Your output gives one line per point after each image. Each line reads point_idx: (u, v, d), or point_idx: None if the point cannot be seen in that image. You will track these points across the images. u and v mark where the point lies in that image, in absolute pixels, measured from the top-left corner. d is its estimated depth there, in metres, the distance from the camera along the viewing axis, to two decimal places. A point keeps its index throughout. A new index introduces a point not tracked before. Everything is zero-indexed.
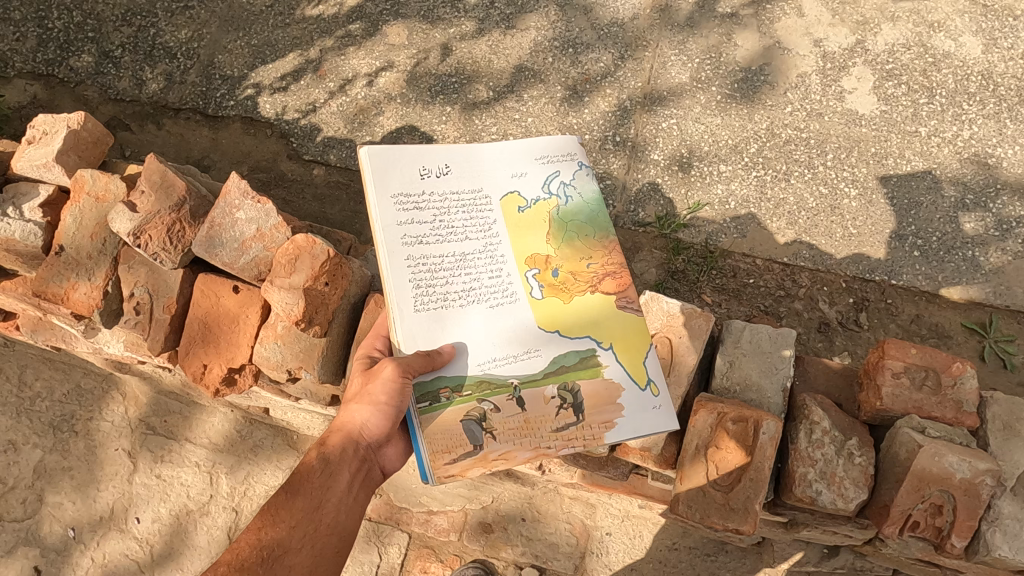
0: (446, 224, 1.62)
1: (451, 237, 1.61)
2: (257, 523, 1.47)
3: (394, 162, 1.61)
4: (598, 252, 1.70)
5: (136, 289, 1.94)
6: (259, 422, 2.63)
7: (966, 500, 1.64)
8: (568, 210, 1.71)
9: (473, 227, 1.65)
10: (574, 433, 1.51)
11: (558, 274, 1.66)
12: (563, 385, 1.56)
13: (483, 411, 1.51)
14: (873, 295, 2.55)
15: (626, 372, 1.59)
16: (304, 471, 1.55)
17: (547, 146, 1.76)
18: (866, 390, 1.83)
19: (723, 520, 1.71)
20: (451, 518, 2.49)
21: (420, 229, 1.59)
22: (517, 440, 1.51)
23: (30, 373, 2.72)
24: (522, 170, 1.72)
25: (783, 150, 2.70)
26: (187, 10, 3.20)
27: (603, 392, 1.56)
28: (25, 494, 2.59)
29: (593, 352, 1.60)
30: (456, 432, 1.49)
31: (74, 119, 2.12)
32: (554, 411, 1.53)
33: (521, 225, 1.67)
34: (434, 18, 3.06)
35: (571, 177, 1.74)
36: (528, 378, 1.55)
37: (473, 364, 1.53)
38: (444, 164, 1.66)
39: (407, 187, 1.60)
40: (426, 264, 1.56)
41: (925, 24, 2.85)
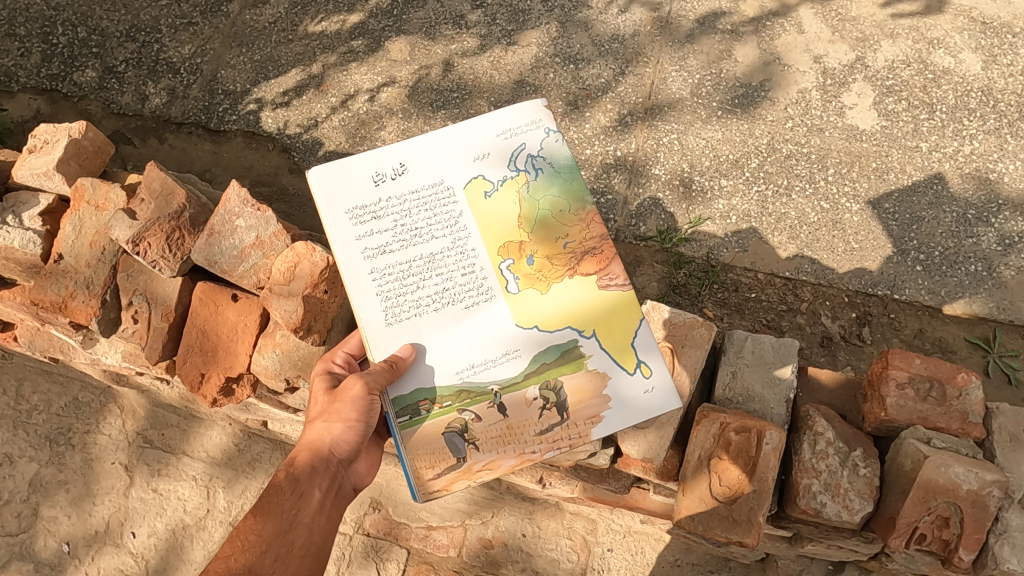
0: (410, 226, 1.58)
1: (416, 239, 1.57)
2: (227, 551, 1.47)
3: (347, 176, 1.57)
4: (573, 229, 1.62)
5: (134, 297, 1.93)
6: (258, 436, 2.60)
7: (974, 512, 1.60)
8: (536, 187, 1.62)
9: (439, 224, 1.59)
10: (560, 434, 1.55)
11: (537, 261, 1.60)
12: (545, 385, 1.56)
13: (464, 423, 1.54)
14: (876, 309, 2.53)
15: (610, 359, 1.57)
16: (273, 495, 1.53)
17: (509, 117, 1.64)
18: (870, 401, 1.81)
19: (726, 532, 1.68)
20: (451, 533, 2.45)
21: (382, 239, 1.56)
22: (500, 447, 1.54)
23: (27, 386, 2.71)
24: (482, 150, 1.63)
25: (784, 165, 2.70)
26: (191, 27, 3.22)
27: (586, 384, 1.56)
28: (19, 509, 2.56)
29: (575, 343, 1.58)
30: (439, 445, 1.53)
31: (75, 128, 2.10)
32: (535, 412, 1.55)
33: (487, 213, 1.61)
34: (435, 35, 3.08)
35: (538, 149, 1.63)
36: (507, 383, 1.55)
37: (451, 373, 1.54)
38: (399, 164, 1.60)
39: (362, 199, 1.57)
40: (392, 274, 1.55)
41: (925, 41, 2.87)
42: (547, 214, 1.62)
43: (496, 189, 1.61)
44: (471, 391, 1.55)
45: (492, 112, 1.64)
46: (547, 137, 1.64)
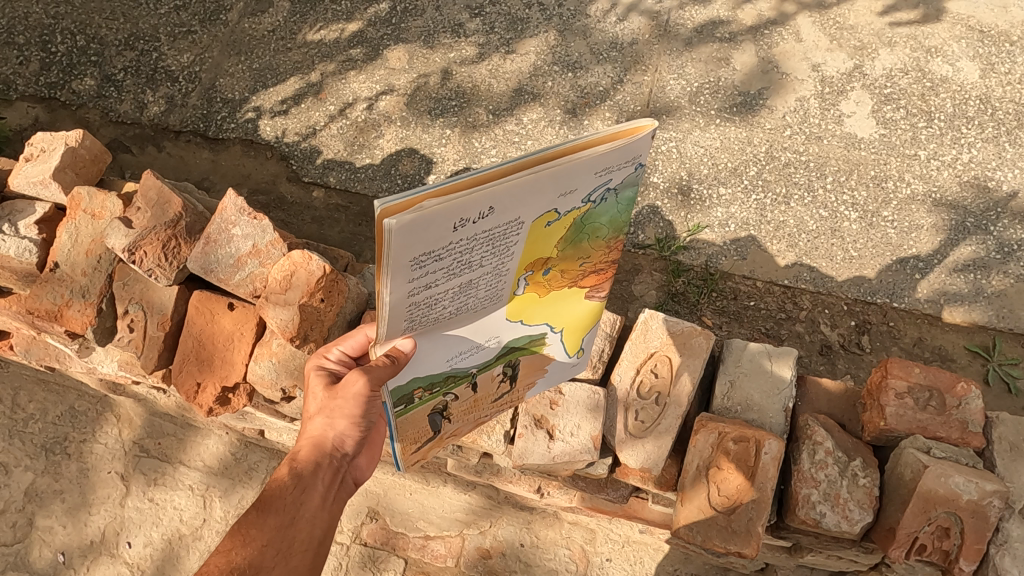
0: (464, 262, 1.19)
1: (465, 272, 1.21)
2: (228, 544, 1.38)
3: (428, 221, 1.06)
4: (599, 252, 1.35)
5: (130, 306, 1.92)
6: (254, 445, 2.59)
7: (974, 523, 1.59)
8: (596, 213, 1.26)
9: (494, 255, 1.21)
10: (505, 400, 1.59)
11: (551, 273, 1.35)
12: (508, 363, 1.51)
13: (446, 402, 1.48)
14: (875, 317, 2.53)
15: (562, 348, 1.56)
16: (275, 489, 1.45)
17: (617, 156, 1.16)
18: (869, 410, 1.80)
19: (725, 543, 1.67)
20: (449, 543, 2.43)
21: (432, 279, 1.18)
22: (466, 418, 1.52)
23: (23, 395, 2.70)
24: (571, 188, 1.18)
25: (782, 173, 2.70)
26: (190, 35, 3.22)
27: (536, 362, 1.56)
28: (15, 518, 2.55)
29: (543, 335, 1.49)
30: (423, 425, 1.47)
31: (72, 136, 2.10)
32: (496, 386, 1.53)
33: (539, 239, 1.24)
34: (434, 43, 3.08)
35: (620, 182, 1.23)
36: (484, 365, 1.45)
37: (441, 360, 1.40)
38: (487, 206, 1.10)
39: (434, 244, 1.11)
40: (427, 304, 1.24)
41: (923, 49, 2.87)
42: (583, 236, 1.31)
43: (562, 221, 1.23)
44: (455, 375, 1.45)
45: (603, 137, 1.14)
46: (637, 173, 1.22)
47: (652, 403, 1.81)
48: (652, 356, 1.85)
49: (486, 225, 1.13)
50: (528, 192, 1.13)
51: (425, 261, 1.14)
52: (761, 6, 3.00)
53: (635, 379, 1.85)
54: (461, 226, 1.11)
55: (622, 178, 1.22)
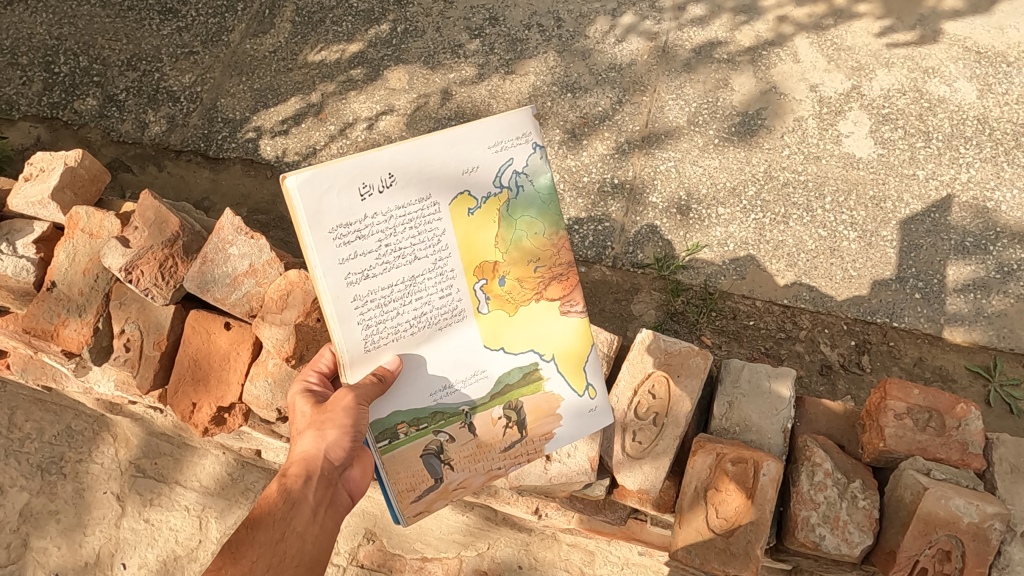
0: (393, 247, 1.36)
1: (399, 262, 1.38)
2: (218, 563, 1.40)
3: (330, 188, 1.27)
4: (546, 253, 1.53)
5: (126, 325, 1.92)
6: (251, 465, 2.56)
7: (975, 546, 1.56)
8: (517, 205, 1.47)
9: (422, 244, 1.39)
10: (519, 450, 1.57)
11: (507, 282, 1.50)
12: (507, 405, 1.55)
13: (439, 443, 1.49)
14: (875, 337, 2.52)
15: (566, 382, 1.60)
16: (265, 508, 1.46)
17: (500, 129, 1.42)
18: (868, 431, 1.79)
19: (723, 565, 1.65)
20: (447, 565, 2.41)
21: (365, 263, 1.34)
22: (471, 467, 1.53)
23: (20, 414, 2.69)
24: (474, 163, 1.39)
25: (781, 193, 2.71)
26: (192, 56, 3.25)
27: (543, 405, 1.58)
28: (9, 539, 2.53)
29: (535, 364, 1.56)
30: (417, 468, 1.47)
31: (72, 156, 2.11)
32: (501, 432, 1.55)
33: (471, 230, 1.43)
34: (434, 63, 3.10)
35: (525, 165, 1.44)
36: (478, 404, 1.52)
37: (426, 394, 1.48)
38: (388, 172, 1.32)
39: (347, 215, 1.30)
40: (374, 300, 1.37)
41: (920, 70, 2.88)
42: (519, 233, 1.49)
43: (479, 209, 1.43)
44: (444, 412, 1.50)
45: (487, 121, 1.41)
46: (534, 153, 1.45)
47: (649, 424, 1.80)
48: (650, 376, 1.84)
49: (393, 198, 1.33)
50: (429, 171, 1.35)
51: (346, 235, 1.30)
52: (759, 27, 3.02)
53: (632, 400, 1.84)
54: (367, 195, 1.31)
55: (523, 163, 1.44)
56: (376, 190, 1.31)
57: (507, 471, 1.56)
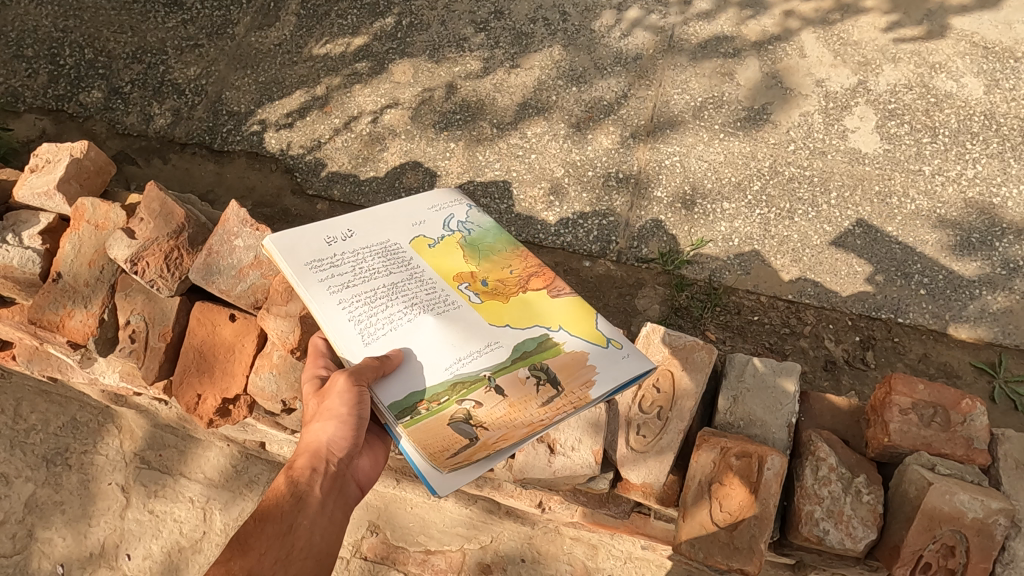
0: (366, 268, 1.56)
1: (376, 275, 1.56)
2: (226, 555, 1.38)
3: (303, 238, 1.57)
4: (514, 259, 1.68)
5: (132, 316, 1.92)
6: (256, 457, 2.57)
7: (979, 541, 1.57)
8: (473, 237, 1.70)
9: (393, 264, 1.59)
10: (560, 401, 1.41)
11: (488, 283, 1.61)
12: (533, 366, 1.46)
13: (466, 410, 1.39)
14: (880, 333, 2.51)
15: (583, 339, 1.52)
16: (273, 499, 1.45)
17: (432, 199, 1.78)
18: (873, 426, 1.78)
19: (727, 560, 1.65)
20: (450, 558, 2.42)
21: (343, 278, 1.52)
22: (508, 422, 1.39)
23: (26, 405, 2.70)
24: (419, 219, 1.71)
25: (786, 188, 2.70)
26: (197, 49, 3.25)
27: (571, 361, 1.47)
28: (15, 529, 2.55)
29: (547, 335, 1.52)
30: (446, 434, 1.36)
31: (77, 148, 2.11)
32: (534, 390, 1.43)
33: (437, 255, 1.64)
34: (439, 57, 3.10)
35: (464, 216, 1.75)
36: (498, 367, 1.45)
37: (439, 368, 1.44)
38: (345, 227, 1.63)
39: (320, 253, 1.55)
40: (361, 302, 1.50)
41: (927, 65, 2.87)
42: (482, 254, 1.67)
43: (439, 242, 1.67)
44: (464, 380, 1.43)
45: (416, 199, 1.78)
46: (470, 210, 1.77)
47: (654, 418, 1.80)
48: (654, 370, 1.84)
49: (354, 241, 1.61)
50: (383, 223, 1.67)
51: (321, 264, 1.53)
52: (765, 21, 3.01)
53: (637, 394, 1.84)
54: (333, 242, 1.59)
55: (461, 214, 1.75)
56: (339, 239, 1.60)
57: (552, 424, 1.38)
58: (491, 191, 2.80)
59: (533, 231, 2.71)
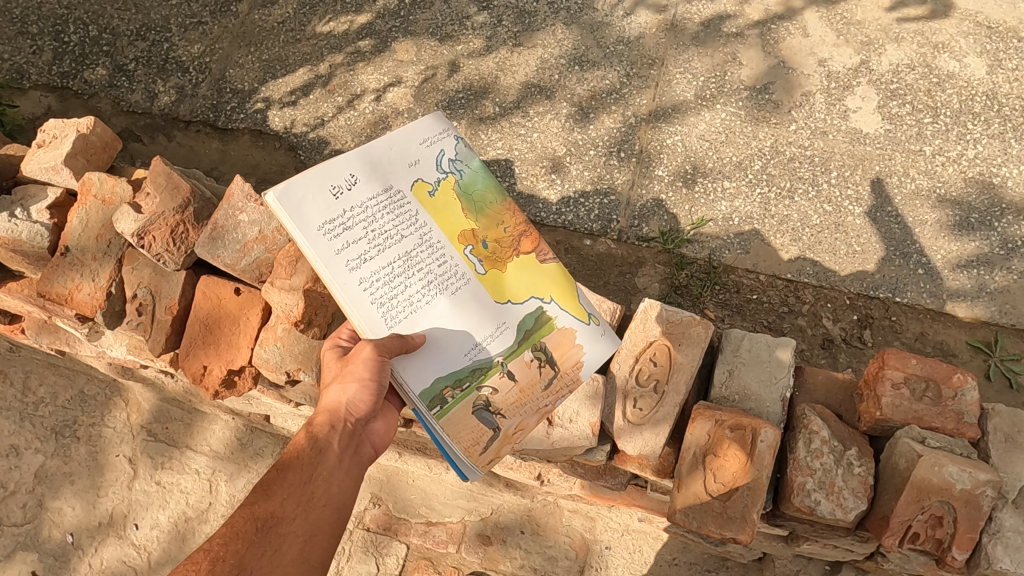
0: (379, 231, 1.48)
1: (390, 243, 1.49)
2: (250, 499, 1.44)
3: (307, 193, 1.41)
4: (507, 214, 1.63)
5: (138, 290, 1.96)
6: (260, 430, 2.62)
7: (967, 512, 1.61)
8: (466, 182, 1.60)
9: (403, 225, 1.51)
10: (559, 385, 1.55)
11: (488, 244, 1.58)
12: (535, 347, 1.55)
13: (485, 397, 1.49)
14: (877, 312, 2.54)
15: (572, 315, 1.60)
16: (293, 451, 1.49)
17: (424, 123, 1.60)
18: (866, 401, 1.82)
19: (721, 529, 1.70)
20: (450, 529, 2.47)
21: (359, 248, 1.45)
22: (520, 410, 1.52)
23: (34, 378, 2.73)
24: (415, 157, 1.56)
25: (787, 167, 2.71)
26: (201, 26, 3.26)
27: (564, 339, 1.57)
28: (25, 499, 2.60)
29: (541, 309, 1.58)
30: (473, 424, 1.47)
31: (83, 123, 2.13)
32: (537, 372, 1.54)
33: (437, 209, 1.56)
34: (443, 35, 3.10)
35: (455, 152, 1.61)
36: (508, 351, 1.53)
37: (461, 355, 1.49)
38: (349, 173, 1.47)
39: (329, 213, 1.43)
40: (380, 277, 1.46)
41: (930, 45, 2.87)
42: (477, 204, 1.60)
43: (438, 189, 1.57)
44: (480, 367, 1.50)
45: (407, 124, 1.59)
46: (458, 143, 1.62)
47: (650, 391, 1.83)
48: (652, 345, 1.87)
49: (360, 192, 1.48)
50: (384, 167, 1.52)
51: (334, 229, 1.43)
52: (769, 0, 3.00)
53: (634, 367, 1.86)
54: (339, 195, 1.45)
55: (452, 149, 1.61)
56: (344, 189, 1.46)
57: (553, 407, 1.56)
58: (493, 170, 2.82)
59: (534, 210, 2.74)
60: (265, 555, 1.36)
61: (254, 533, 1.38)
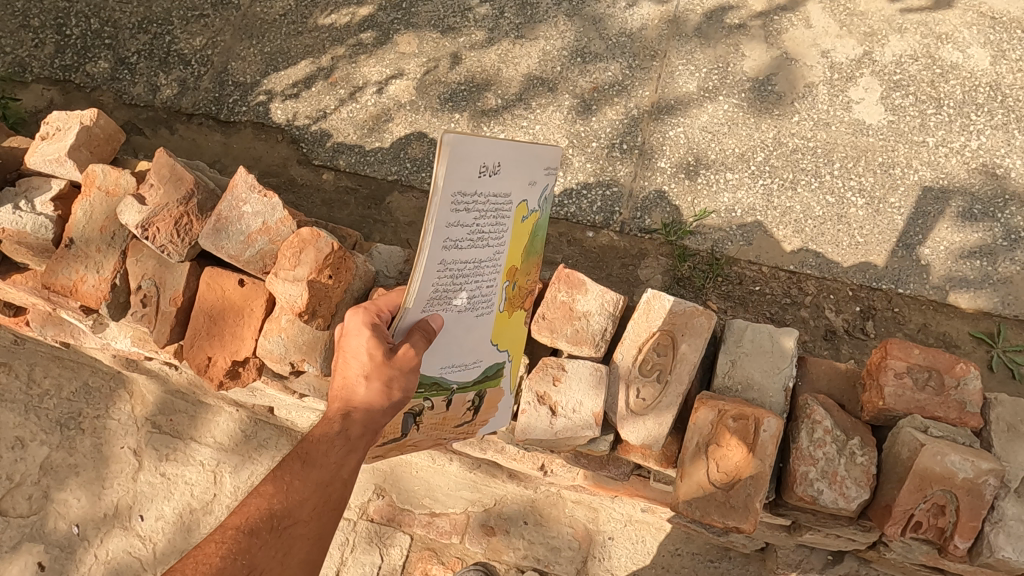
0: (479, 230, 1.50)
1: (478, 243, 1.51)
2: (268, 491, 1.39)
3: (467, 153, 1.37)
4: (535, 269, 1.77)
5: (143, 282, 1.97)
6: (265, 422, 2.61)
7: (969, 500, 1.62)
8: (539, 224, 1.69)
9: (495, 234, 1.54)
10: (466, 430, 1.78)
11: (515, 288, 1.70)
12: (478, 393, 1.73)
13: (420, 409, 1.64)
14: (880, 303, 2.55)
15: (509, 382, 1.80)
16: (320, 446, 1.44)
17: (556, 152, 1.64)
18: (868, 390, 1.82)
19: (723, 518, 1.71)
20: (454, 520, 2.49)
21: (460, 235, 1.46)
22: (433, 432, 1.71)
23: (39, 371, 2.73)
24: (535, 178, 1.59)
25: (789, 159, 2.71)
26: (202, 19, 3.25)
27: (494, 398, 1.78)
28: (31, 491, 2.61)
29: (500, 365, 1.75)
30: (395, 422, 1.61)
31: (86, 115, 2.13)
32: (461, 412, 1.73)
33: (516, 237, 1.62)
34: (445, 27, 3.10)
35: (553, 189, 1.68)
36: (463, 384, 1.68)
37: (439, 365, 1.60)
38: (498, 161, 1.46)
39: (467, 186, 1.41)
40: (452, 269, 1.49)
41: (933, 36, 2.86)
42: (530, 251, 1.70)
43: (529, 218, 1.63)
44: (439, 383, 1.63)
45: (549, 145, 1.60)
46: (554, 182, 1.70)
47: (653, 381, 1.83)
48: (655, 335, 1.87)
49: (494, 186, 1.48)
50: (517, 172, 1.52)
51: (460, 204, 1.42)
52: None
53: (637, 357, 1.87)
54: (481, 176, 1.44)
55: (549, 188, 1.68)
56: (487, 173, 1.45)
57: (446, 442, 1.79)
58: None
59: None
60: (278, 555, 1.33)
61: (269, 531, 1.34)
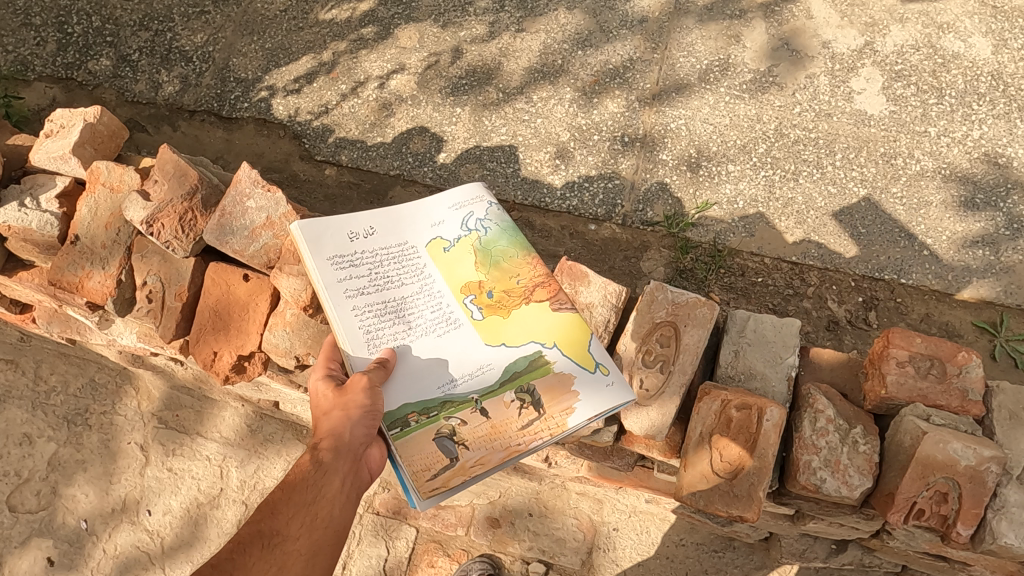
0: (382, 275, 1.67)
1: (389, 286, 1.66)
2: (257, 516, 1.40)
3: (325, 230, 1.67)
4: (524, 267, 1.74)
5: (148, 277, 1.98)
6: (270, 417, 2.66)
7: (972, 488, 1.63)
8: (488, 239, 1.76)
9: (406, 273, 1.69)
10: (539, 427, 1.53)
11: (495, 294, 1.70)
12: (519, 389, 1.58)
13: (451, 427, 1.51)
14: (883, 293, 2.54)
15: (575, 363, 1.62)
16: (298, 473, 1.44)
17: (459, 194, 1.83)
18: (871, 379, 1.83)
19: (727, 507, 1.72)
20: (459, 513, 2.51)
21: (359, 283, 1.63)
22: (489, 445, 1.51)
23: (45, 367, 2.75)
24: (440, 219, 1.78)
25: (791, 150, 2.71)
26: (203, 15, 3.26)
27: (557, 385, 1.59)
28: (38, 487, 2.62)
29: (539, 352, 1.63)
30: (432, 450, 1.48)
31: (90, 113, 2.14)
32: (516, 412, 1.55)
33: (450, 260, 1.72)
34: (445, 21, 3.10)
35: (484, 214, 1.80)
36: (485, 391, 1.57)
37: (434, 387, 1.56)
38: (369, 225, 1.71)
39: (341, 249, 1.66)
40: (370, 310, 1.61)
41: (934, 25, 2.86)
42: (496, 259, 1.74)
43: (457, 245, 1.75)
44: (453, 400, 1.55)
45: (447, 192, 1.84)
46: (491, 207, 1.82)
47: (657, 371, 1.83)
48: (659, 326, 1.88)
49: (376, 241, 1.70)
50: (395, 225, 1.74)
51: (342, 262, 1.64)
52: None
53: (641, 349, 1.86)
54: (355, 238, 1.68)
55: (489, 213, 1.81)
56: (361, 235, 1.69)
57: (529, 448, 1.51)
58: (497, 155, 2.83)
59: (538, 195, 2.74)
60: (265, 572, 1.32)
61: (258, 548, 1.35)
